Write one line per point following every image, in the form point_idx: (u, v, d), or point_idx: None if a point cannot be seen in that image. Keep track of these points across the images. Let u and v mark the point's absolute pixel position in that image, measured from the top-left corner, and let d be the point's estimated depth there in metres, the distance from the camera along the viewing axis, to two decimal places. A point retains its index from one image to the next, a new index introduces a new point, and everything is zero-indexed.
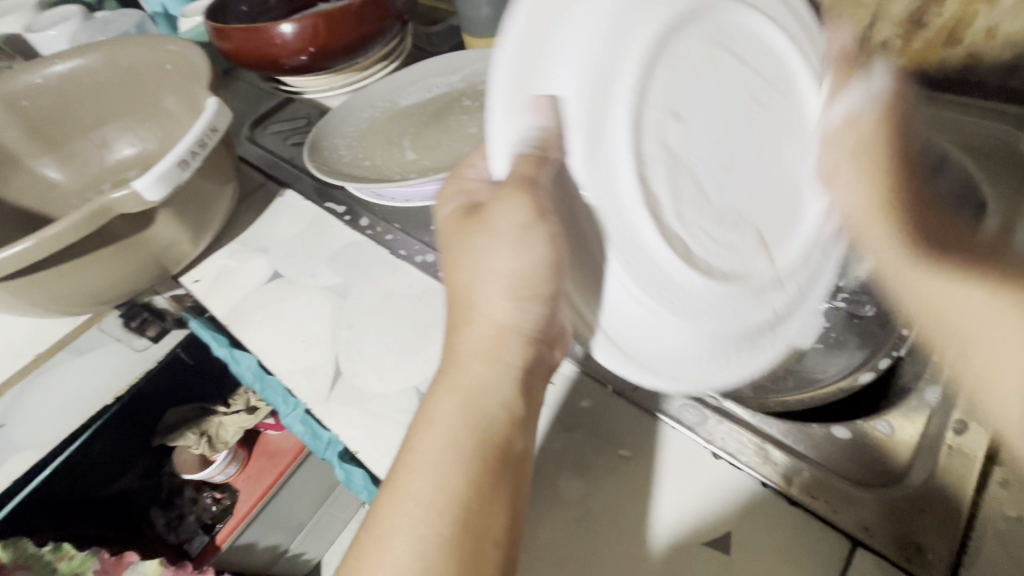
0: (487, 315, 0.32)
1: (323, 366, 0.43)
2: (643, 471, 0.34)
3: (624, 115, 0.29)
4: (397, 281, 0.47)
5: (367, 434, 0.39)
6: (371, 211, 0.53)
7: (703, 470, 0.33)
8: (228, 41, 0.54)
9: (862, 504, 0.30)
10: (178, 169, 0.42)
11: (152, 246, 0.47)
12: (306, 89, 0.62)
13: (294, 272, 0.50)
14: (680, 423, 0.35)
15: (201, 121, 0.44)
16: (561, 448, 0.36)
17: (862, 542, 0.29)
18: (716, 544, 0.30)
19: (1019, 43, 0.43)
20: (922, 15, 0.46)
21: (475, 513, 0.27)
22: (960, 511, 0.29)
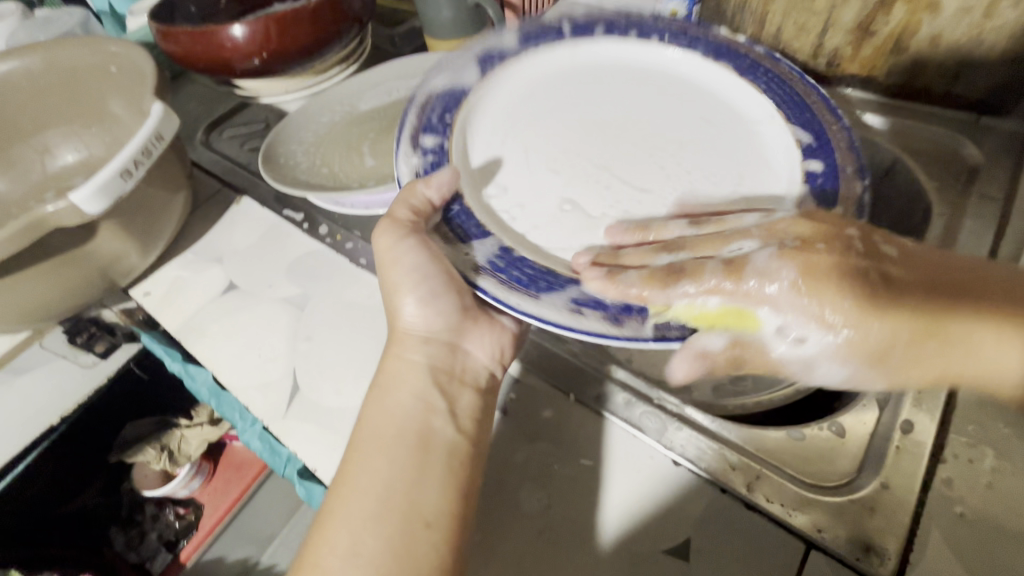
0: (417, 354, 0.36)
1: (281, 381, 0.42)
2: (605, 480, 0.34)
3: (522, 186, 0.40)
4: (358, 291, 0.46)
5: (327, 450, 0.38)
6: (330, 218, 0.51)
7: (663, 477, 0.33)
8: (176, 44, 0.52)
9: (814, 506, 0.31)
10: (120, 179, 0.40)
11: (96, 259, 0.45)
12: (261, 92, 0.60)
13: (250, 283, 0.49)
14: (642, 430, 0.35)
15: (145, 128, 0.42)
16: (524, 459, 0.36)
17: (815, 543, 0.30)
18: (675, 551, 0.31)
19: (960, 52, 0.45)
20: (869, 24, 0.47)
21: (405, 495, 0.30)
22: (908, 508, 0.30)
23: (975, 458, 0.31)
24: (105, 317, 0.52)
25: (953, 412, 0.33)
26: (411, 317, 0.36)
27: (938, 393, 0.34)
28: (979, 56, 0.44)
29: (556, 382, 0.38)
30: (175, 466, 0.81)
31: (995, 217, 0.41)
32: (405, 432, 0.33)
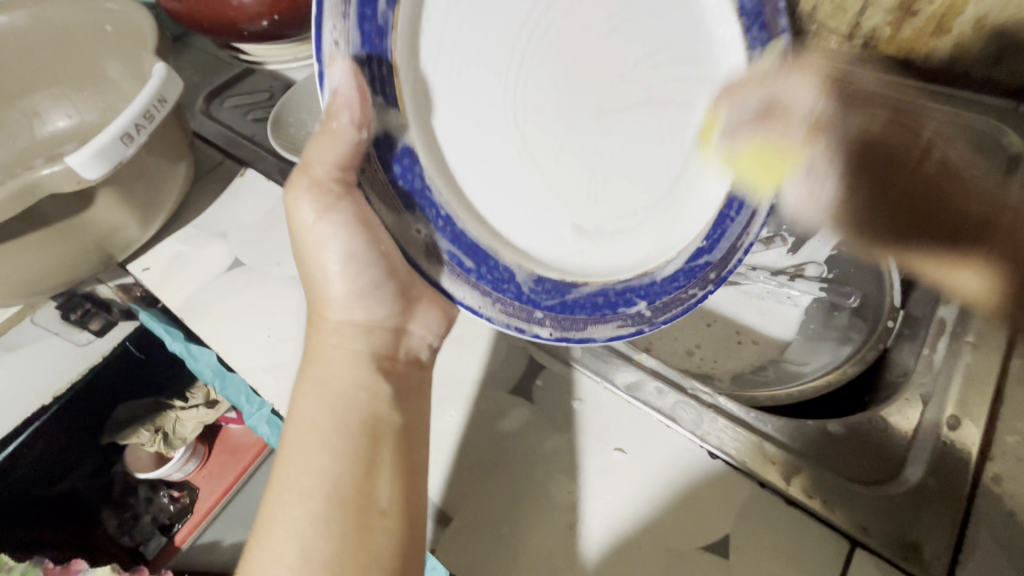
0: (345, 318, 0.34)
1: (291, 363, 0.40)
2: (638, 472, 0.33)
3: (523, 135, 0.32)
4: None
5: None
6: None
7: (700, 470, 0.32)
8: (178, 2, 0.49)
9: (860, 503, 0.30)
10: (121, 143, 0.37)
11: (94, 230, 0.42)
12: (268, 59, 0.57)
13: (257, 259, 0.46)
14: (676, 421, 0.34)
15: (147, 90, 0.39)
16: (554, 450, 0.34)
17: (859, 541, 0.29)
18: (714, 547, 0.30)
19: (1006, 36, 0.44)
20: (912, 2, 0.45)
21: (354, 490, 0.29)
22: (956, 507, 0.29)
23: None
24: (100, 293, 0.49)
25: (1000, 408, 0.32)
26: (337, 295, 0.34)
27: (986, 389, 0.33)
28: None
29: (587, 368, 0.37)
30: (169, 449, 0.78)
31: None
32: (353, 413, 0.31)
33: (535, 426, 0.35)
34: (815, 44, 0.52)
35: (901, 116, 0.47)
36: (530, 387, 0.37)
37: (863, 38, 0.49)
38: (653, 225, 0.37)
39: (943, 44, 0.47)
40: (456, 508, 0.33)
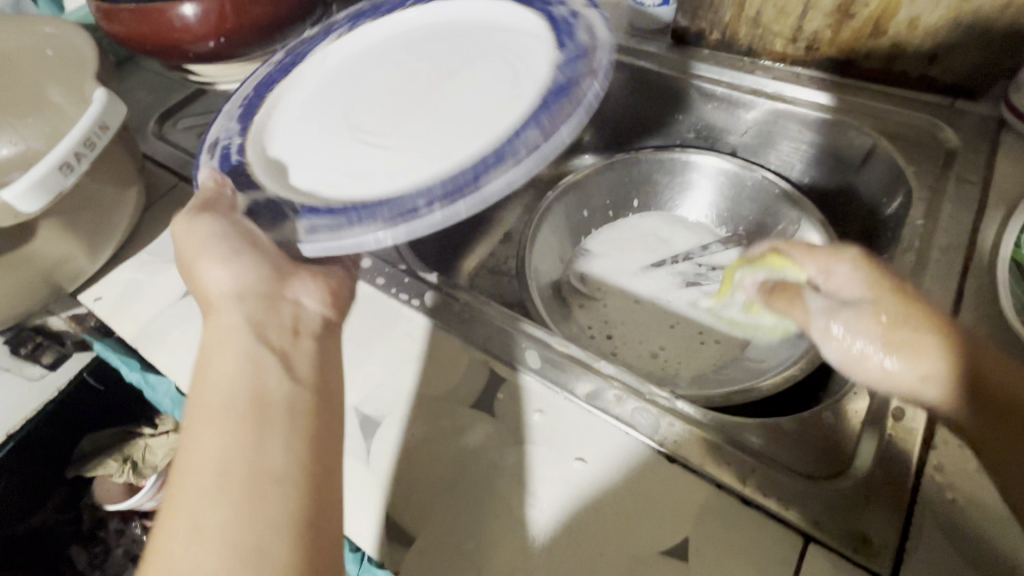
0: (229, 317, 0.36)
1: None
2: (596, 481, 0.33)
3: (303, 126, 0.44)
4: None
5: None
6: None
7: (657, 472, 0.33)
8: (119, 25, 0.47)
9: (812, 499, 0.31)
10: (60, 173, 0.36)
11: (39, 263, 0.41)
12: (220, 79, 0.56)
13: None
14: (637, 429, 0.34)
15: (88, 117, 0.38)
16: (516, 463, 0.34)
17: (813, 536, 0.30)
18: (671, 552, 0.30)
19: (937, 36, 0.47)
20: (849, 6, 0.49)
21: (242, 459, 0.29)
22: (901, 497, 0.31)
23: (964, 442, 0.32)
24: (51, 325, 0.48)
25: None
26: (214, 285, 0.37)
27: None
28: (954, 39, 0.47)
29: (551, 380, 0.37)
30: (139, 479, 0.76)
31: (973, 204, 0.43)
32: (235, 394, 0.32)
33: (498, 441, 0.35)
34: (761, 47, 0.55)
35: (849, 116, 0.50)
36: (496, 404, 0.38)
37: (807, 41, 0.53)
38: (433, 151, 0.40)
39: (879, 44, 0.50)
40: (419, 529, 0.33)
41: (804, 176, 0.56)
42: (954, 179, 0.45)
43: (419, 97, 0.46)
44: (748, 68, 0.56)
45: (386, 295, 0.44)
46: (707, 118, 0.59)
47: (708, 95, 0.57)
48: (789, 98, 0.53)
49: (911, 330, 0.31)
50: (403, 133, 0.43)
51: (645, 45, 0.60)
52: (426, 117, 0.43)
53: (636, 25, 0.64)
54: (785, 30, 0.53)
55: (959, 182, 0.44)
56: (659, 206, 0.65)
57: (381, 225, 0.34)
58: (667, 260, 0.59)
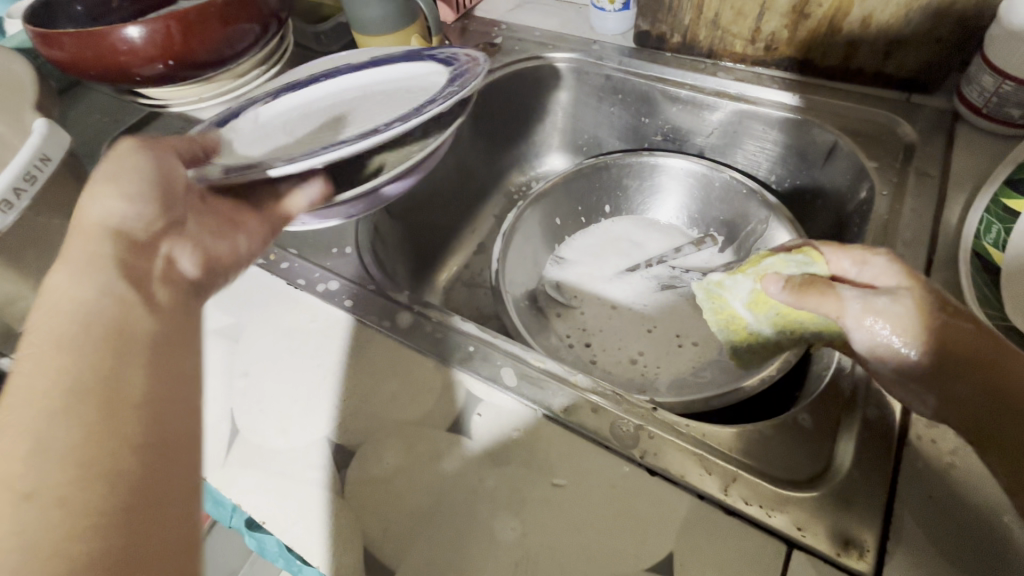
0: (100, 216, 0.33)
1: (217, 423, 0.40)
2: (578, 499, 0.33)
3: (236, 137, 0.43)
4: (298, 317, 0.44)
5: (270, 497, 0.36)
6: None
7: (640, 487, 0.32)
8: (60, 49, 0.45)
9: (793, 504, 0.31)
10: (1, 211, 0.38)
11: None
12: (174, 102, 0.54)
13: None
14: (615, 445, 0.34)
15: (29, 149, 0.40)
16: (486, 484, 0.34)
17: (797, 542, 0.30)
18: (660, 568, 0.30)
19: (890, 31, 0.48)
20: (804, 6, 0.49)
21: (94, 381, 0.26)
22: (876, 497, 0.31)
23: (938, 438, 0.33)
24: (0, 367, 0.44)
25: None
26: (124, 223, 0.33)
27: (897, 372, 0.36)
28: (907, 34, 0.48)
29: (527, 399, 0.37)
30: None
31: (933, 197, 0.44)
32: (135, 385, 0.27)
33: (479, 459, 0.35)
34: (721, 48, 0.56)
35: (809, 114, 0.52)
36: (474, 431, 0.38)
37: (765, 42, 0.54)
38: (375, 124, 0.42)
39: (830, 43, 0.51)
40: (398, 562, 0.32)
41: (771, 175, 0.58)
42: (908, 175, 0.46)
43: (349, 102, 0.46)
44: (710, 70, 0.57)
45: (355, 319, 0.43)
46: (673, 121, 0.60)
47: (673, 98, 0.58)
48: (753, 99, 0.54)
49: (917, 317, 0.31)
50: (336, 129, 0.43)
51: (608, 52, 0.62)
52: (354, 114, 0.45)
53: (598, 31, 0.64)
54: (742, 31, 0.54)
55: (919, 175, 0.45)
56: (630, 210, 0.66)
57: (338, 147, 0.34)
58: (641, 264, 0.60)
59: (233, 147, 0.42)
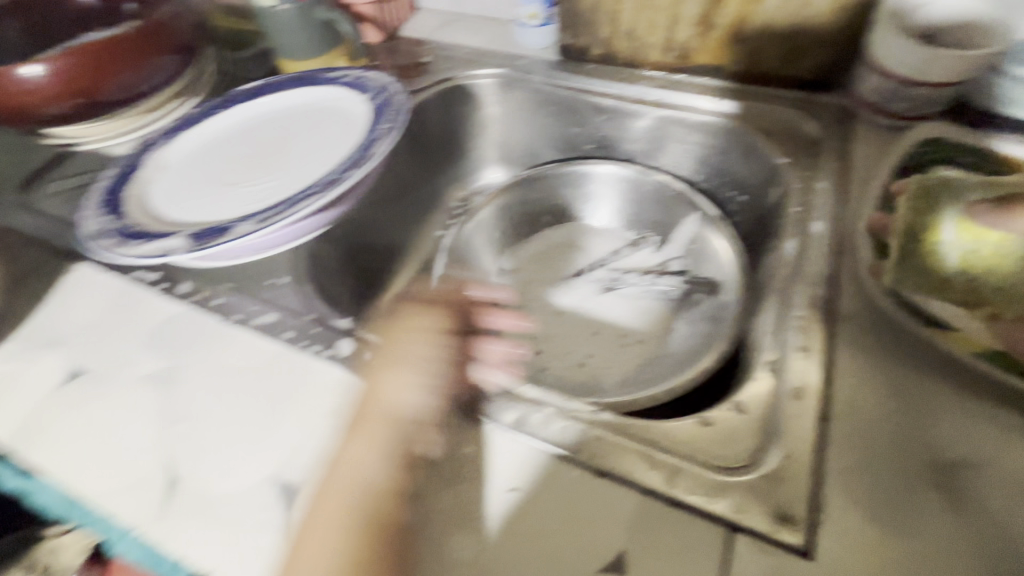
0: None
1: (154, 477, 0.48)
2: (551, 515, 0.40)
3: (189, 221, 0.60)
4: (234, 355, 0.55)
5: (225, 550, 0.42)
6: (225, 291, 0.59)
7: (573, 486, 0.41)
8: None
9: (734, 489, 0.39)
10: None
11: None
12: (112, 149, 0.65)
13: (106, 384, 0.55)
14: (548, 445, 0.43)
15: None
16: (449, 495, 0.42)
17: (740, 528, 0.37)
18: (614, 566, 0.37)
19: (792, 31, 0.58)
20: (710, 14, 0.59)
21: None
22: (804, 471, 0.39)
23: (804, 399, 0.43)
24: None
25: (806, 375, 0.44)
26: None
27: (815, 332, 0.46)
28: (811, 36, 0.58)
29: (481, 412, 0.45)
30: None
31: (836, 191, 0.53)
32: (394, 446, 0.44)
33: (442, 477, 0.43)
34: (640, 58, 0.65)
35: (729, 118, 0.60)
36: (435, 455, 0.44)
37: (678, 48, 0.63)
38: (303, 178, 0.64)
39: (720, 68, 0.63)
40: None
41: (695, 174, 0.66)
42: (800, 175, 0.55)
43: (272, 163, 0.66)
44: (630, 80, 0.66)
45: (305, 352, 0.52)
46: (604, 130, 0.68)
47: (598, 108, 0.66)
48: (676, 106, 0.62)
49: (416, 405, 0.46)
50: (271, 183, 0.65)
51: (535, 65, 0.70)
52: (278, 168, 0.66)
53: (522, 44, 0.72)
54: (657, 40, 0.63)
55: (825, 159, 0.55)
56: (573, 219, 0.73)
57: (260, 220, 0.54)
58: (584, 269, 0.67)
59: (162, 242, 0.53)
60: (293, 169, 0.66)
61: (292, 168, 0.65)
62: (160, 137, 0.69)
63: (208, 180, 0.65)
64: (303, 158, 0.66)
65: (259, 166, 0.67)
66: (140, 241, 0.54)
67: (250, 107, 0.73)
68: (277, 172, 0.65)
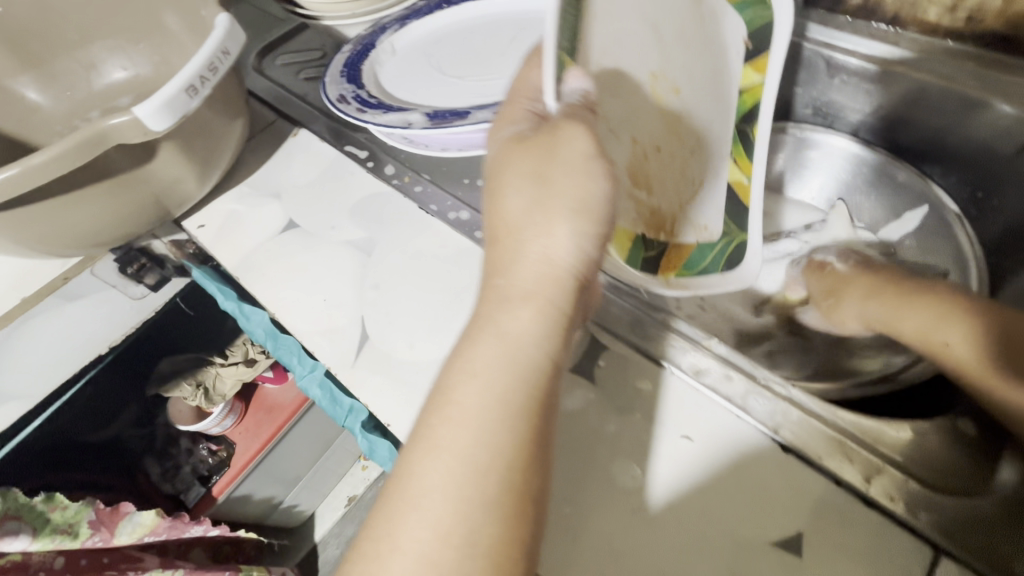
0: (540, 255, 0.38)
1: (348, 330, 0.49)
2: (769, 476, 0.37)
3: (420, 99, 0.53)
4: (429, 240, 0.53)
5: (398, 407, 0.44)
6: (424, 180, 0.57)
7: (750, 443, 0.39)
8: None
9: (935, 506, 0.35)
10: (188, 95, 0.45)
11: (153, 184, 0.52)
12: (326, 15, 0.70)
13: (312, 226, 0.56)
14: (750, 415, 0.40)
15: (213, 42, 0.47)
16: (739, 439, 0.39)
17: (943, 549, 0.34)
18: (790, 543, 0.35)
19: None
20: None
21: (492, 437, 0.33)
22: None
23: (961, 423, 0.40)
24: (153, 248, 0.61)
25: None
26: (514, 210, 0.39)
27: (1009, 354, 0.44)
28: None
29: (743, 358, 0.42)
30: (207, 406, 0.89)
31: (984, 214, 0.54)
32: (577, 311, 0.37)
33: (785, 410, 0.39)
34: (912, 14, 0.59)
35: (998, 97, 0.53)
36: (709, 374, 0.42)
37: (968, 11, 0.55)
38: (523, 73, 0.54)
39: (981, 32, 0.56)
40: (602, 524, 0.38)
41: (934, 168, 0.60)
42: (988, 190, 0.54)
43: (474, 54, 0.57)
44: (892, 39, 0.59)
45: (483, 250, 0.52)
46: (835, 95, 0.63)
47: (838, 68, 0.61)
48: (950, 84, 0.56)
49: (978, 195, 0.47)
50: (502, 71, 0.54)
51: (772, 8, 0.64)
52: (496, 58, 0.56)
53: None
54: None
55: None
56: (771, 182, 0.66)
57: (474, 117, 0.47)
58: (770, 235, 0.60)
59: (443, 100, 0.53)
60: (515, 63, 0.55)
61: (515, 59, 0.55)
62: (395, 19, 0.61)
63: (422, 67, 0.57)
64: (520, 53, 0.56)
65: (468, 53, 0.57)
66: (385, 111, 0.49)
67: (472, 8, 0.61)
68: (501, 66, 0.55)
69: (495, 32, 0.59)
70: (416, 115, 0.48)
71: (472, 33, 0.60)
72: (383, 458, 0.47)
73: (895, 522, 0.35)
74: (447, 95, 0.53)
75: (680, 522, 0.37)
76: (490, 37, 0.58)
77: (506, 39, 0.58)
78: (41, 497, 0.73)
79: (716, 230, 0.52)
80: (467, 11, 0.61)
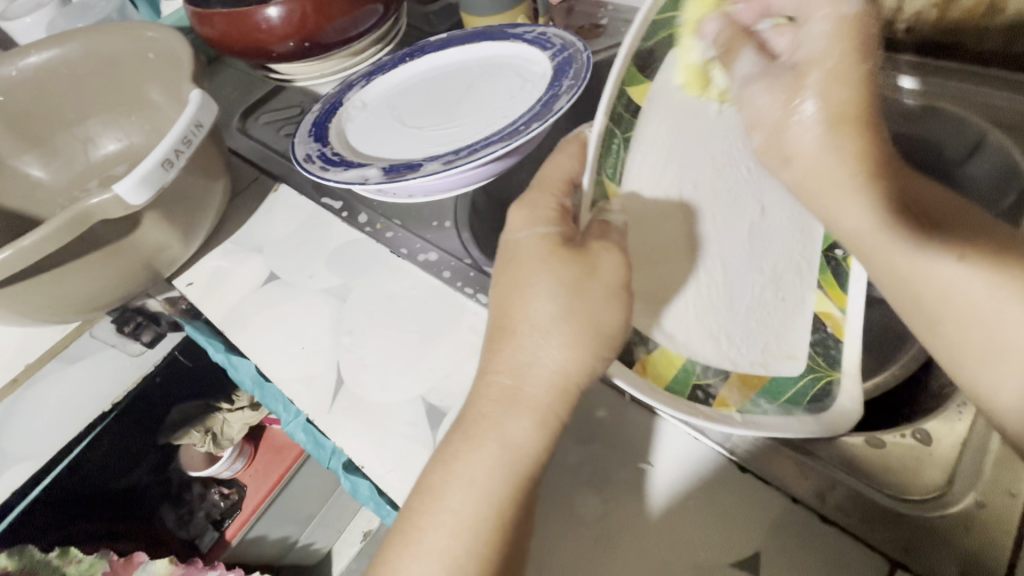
0: (548, 361, 0.37)
1: (325, 376, 0.51)
2: (725, 499, 0.38)
3: (379, 150, 0.56)
4: (401, 282, 0.56)
5: (370, 449, 0.47)
6: (395, 225, 0.60)
7: (705, 464, 0.40)
8: (213, 28, 0.66)
9: (888, 522, 0.36)
10: (162, 169, 0.49)
11: (142, 250, 0.56)
12: (298, 76, 0.74)
13: (290, 276, 0.59)
14: (709, 438, 0.41)
15: (186, 118, 0.51)
16: (701, 465, 0.40)
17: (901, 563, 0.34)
18: (745, 563, 0.36)
19: None
20: None
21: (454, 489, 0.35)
22: (1006, 542, 0.34)
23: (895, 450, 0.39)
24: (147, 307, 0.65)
25: None
26: (541, 315, 0.38)
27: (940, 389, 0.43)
28: None
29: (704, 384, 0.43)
30: (218, 448, 0.98)
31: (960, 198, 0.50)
32: None
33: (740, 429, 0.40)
34: None
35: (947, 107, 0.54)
36: None
37: (905, 24, 0.57)
38: (481, 118, 0.56)
39: (922, 43, 0.58)
40: (561, 556, 0.39)
41: None
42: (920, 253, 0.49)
43: (435, 103, 0.60)
44: None
45: (452, 287, 0.54)
46: None
47: None
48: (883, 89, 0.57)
49: (851, 66, 0.34)
50: (459, 119, 0.57)
51: None
52: (456, 105, 0.59)
53: None
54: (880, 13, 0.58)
55: None
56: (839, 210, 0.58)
57: (427, 167, 0.51)
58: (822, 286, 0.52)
59: (400, 151, 0.56)
60: (470, 110, 0.58)
61: (473, 107, 0.58)
62: (361, 77, 0.65)
63: (384, 119, 0.60)
64: (479, 99, 0.59)
65: (429, 104, 0.60)
66: (345, 168, 0.53)
67: (430, 61, 0.65)
68: (459, 115, 0.58)
69: (457, 81, 0.62)
70: (373, 170, 0.52)
71: (434, 82, 0.63)
72: (365, 497, 0.47)
73: (849, 535, 0.36)
74: (407, 145, 0.56)
75: (639, 548, 0.38)
76: (451, 86, 0.62)
77: (465, 86, 0.61)
78: (57, 550, 0.78)
79: (799, 358, 0.45)
80: (430, 62, 0.65)
